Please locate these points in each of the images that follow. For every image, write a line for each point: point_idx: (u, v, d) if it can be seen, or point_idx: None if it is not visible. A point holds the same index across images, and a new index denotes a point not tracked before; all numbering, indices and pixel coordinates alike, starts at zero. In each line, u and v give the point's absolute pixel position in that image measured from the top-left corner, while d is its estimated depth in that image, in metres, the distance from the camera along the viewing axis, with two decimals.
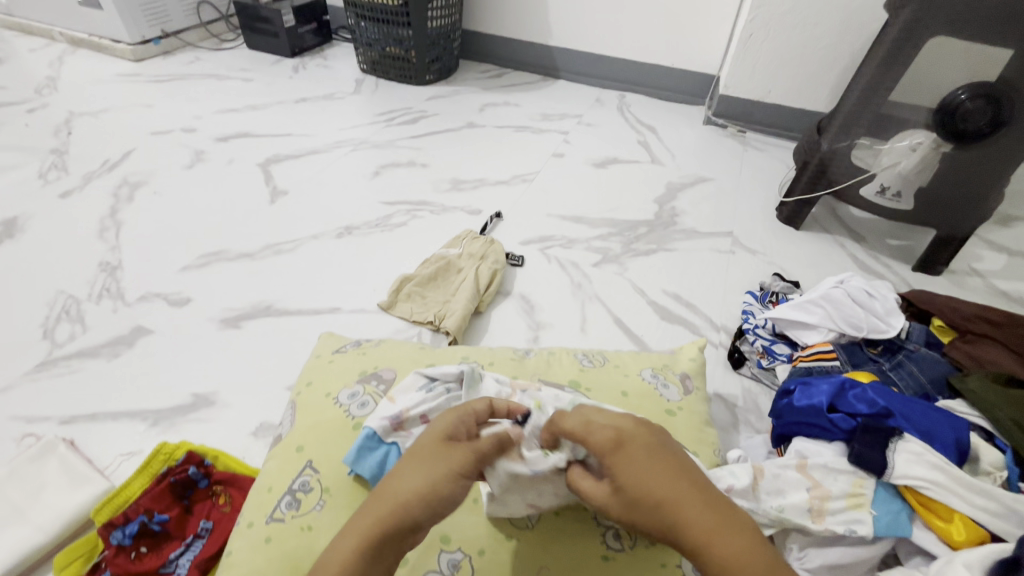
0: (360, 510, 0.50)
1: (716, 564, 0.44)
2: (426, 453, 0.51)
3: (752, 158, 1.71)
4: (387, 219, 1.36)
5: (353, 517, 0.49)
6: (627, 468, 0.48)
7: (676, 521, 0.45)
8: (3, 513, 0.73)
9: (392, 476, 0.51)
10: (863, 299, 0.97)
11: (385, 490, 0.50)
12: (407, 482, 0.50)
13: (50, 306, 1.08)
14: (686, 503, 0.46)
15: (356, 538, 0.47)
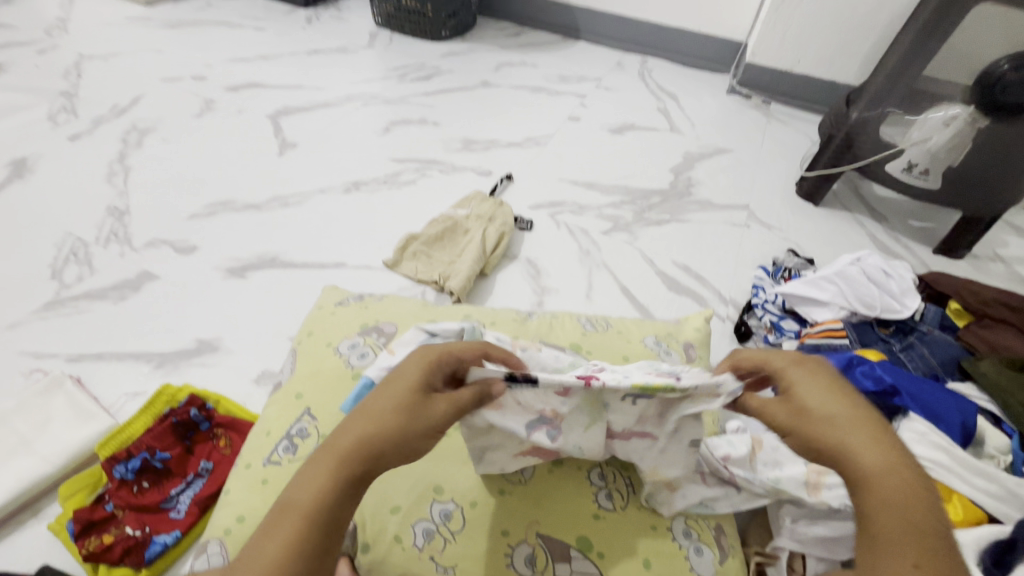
0: (323, 460, 0.43)
1: (883, 498, 0.44)
2: (404, 403, 0.46)
3: (776, 131, 1.64)
4: (396, 176, 1.34)
5: (320, 468, 0.43)
6: (806, 385, 0.49)
7: (856, 446, 0.46)
8: (11, 442, 0.75)
9: (366, 427, 0.45)
10: (878, 278, 0.94)
11: (359, 441, 0.44)
12: (384, 435, 0.44)
13: (59, 248, 1.08)
14: (865, 431, 0.46)
15: (327, 495, 0.42)
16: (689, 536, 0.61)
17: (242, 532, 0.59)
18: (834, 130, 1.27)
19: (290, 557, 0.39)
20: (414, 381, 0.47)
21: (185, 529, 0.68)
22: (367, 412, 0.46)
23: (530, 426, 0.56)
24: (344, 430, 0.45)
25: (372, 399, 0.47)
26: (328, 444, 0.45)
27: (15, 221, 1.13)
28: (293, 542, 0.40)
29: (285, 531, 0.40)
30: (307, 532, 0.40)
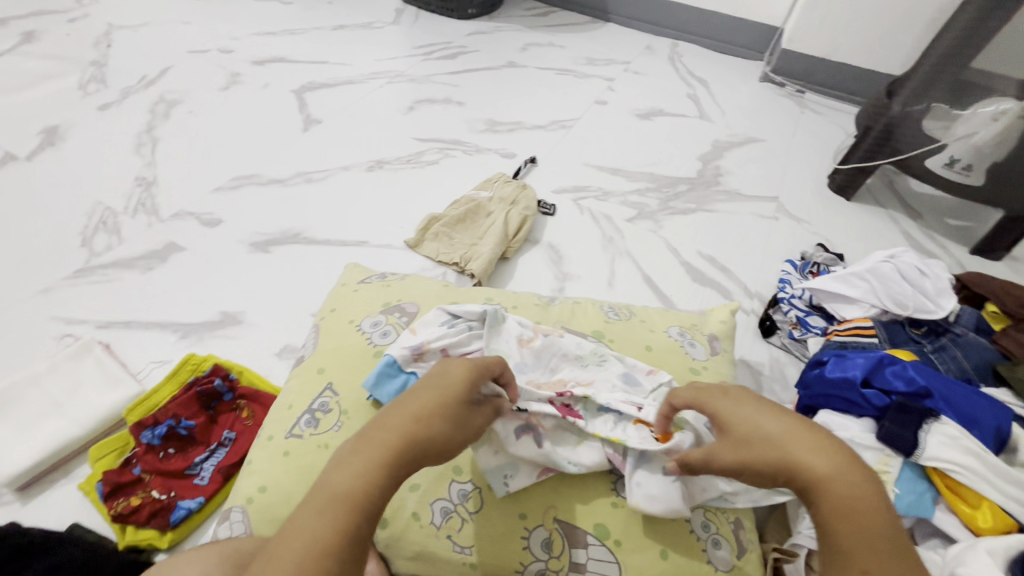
0: (371, 447, 0.43)
1: (834, 507, 0.43)
2: (451, 404, 0.47)
3: (809, 121, 1.59)
4: (419, 155, 1.33)
5: (367, 454, 0.42)
6: (730, 410, 0.51)
7: (793, 459, 0.46)
8: (43, 404, 0.77)
9: (416, 421, 0.45)
10: (913, 277, 0.91)
11: (407, 433, 0.44)
12: (432, 433, 0.45)
13: (89, 216, 1.10)
14: (799, 442, 0.46)
15: (377, 484, 0.41)
16: (707, 529, 0.61)
17: (264, 501, 0.60)
18: (872, 121, 1.21)
19: (337, 541, 0.38)
20: (460, 382, 0.49)
21: (209, 496, 0.70)
22: (416, 405, 0.46)
23: (519, 428, 0.59)
24: (388, 420, 0.45)
25: (416, 394, 0.47)
26: (372, 433, 0.44)
27: (47, 189, 1.15)
28: (339, 525, 0.39)
29: (330, 512, 0.39)
30: (355, 518, 0.40)
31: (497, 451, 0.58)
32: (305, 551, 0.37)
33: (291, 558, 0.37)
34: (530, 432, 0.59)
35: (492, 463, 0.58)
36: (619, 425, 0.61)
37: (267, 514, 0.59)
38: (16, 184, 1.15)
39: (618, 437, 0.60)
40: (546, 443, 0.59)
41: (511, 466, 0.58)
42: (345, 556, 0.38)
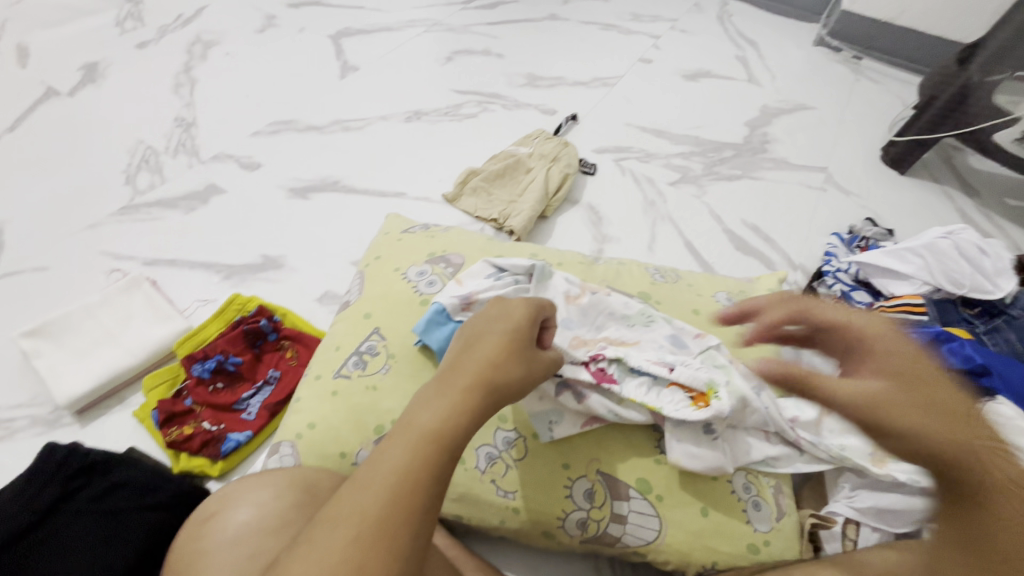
0: (449, 391, 0.45)
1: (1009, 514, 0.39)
2: (519, 349, 0.49)
3: (865, 88, 1.50)
4: (457, 108, 1.30)
5: (449, 397, 0.44)
6: (903, 373, 0.47)
7: (972, 451, 0.41)
8: (98, 334, 0.80)
9: (490, 366, 0.47)
10: (972, 255, 0.87)
11: (482, 377, 0.46)
12: (505, 376, 0.47)
13: (131, 155, 1.10)
14: (984, 441, 0.42)
15: (458, 422, 0.43)
16: (748, 491, 0.61)
17: (313, 437, 0.61)
18: (937, 91, 1.16)
19: (426, 474, 0.40)
20: (524, 326, 0.50)
21: (256, 431, 0.72)
22: (487, 352, 0.48)
23: (558, 386, 0.59)
24: (463, 367, 0.47)
25: (485, 341, 0.49)
26: (449, 378, 0.46)
27: (91, 126, 1.15)
28: (427, 459, 0.41)
29: (416, 448, 0.41)
30: (441, 453, 0.41)
31: (542, 398, 0.60)
32: (397, 482, 0.39)
33: (385, 487, 0.39)
34: (569, 389, 0.60)
35: (538, 409, 0.59)
36: (653, 391, 0.60)
37: (316, 449, 0.61)
38: (61, 120, 1.16)
39: (654, 404, 0.59)
40: (587, 398, 0.59)
41: (556, 414, 0.60)
42: (434, 488, 0.40)
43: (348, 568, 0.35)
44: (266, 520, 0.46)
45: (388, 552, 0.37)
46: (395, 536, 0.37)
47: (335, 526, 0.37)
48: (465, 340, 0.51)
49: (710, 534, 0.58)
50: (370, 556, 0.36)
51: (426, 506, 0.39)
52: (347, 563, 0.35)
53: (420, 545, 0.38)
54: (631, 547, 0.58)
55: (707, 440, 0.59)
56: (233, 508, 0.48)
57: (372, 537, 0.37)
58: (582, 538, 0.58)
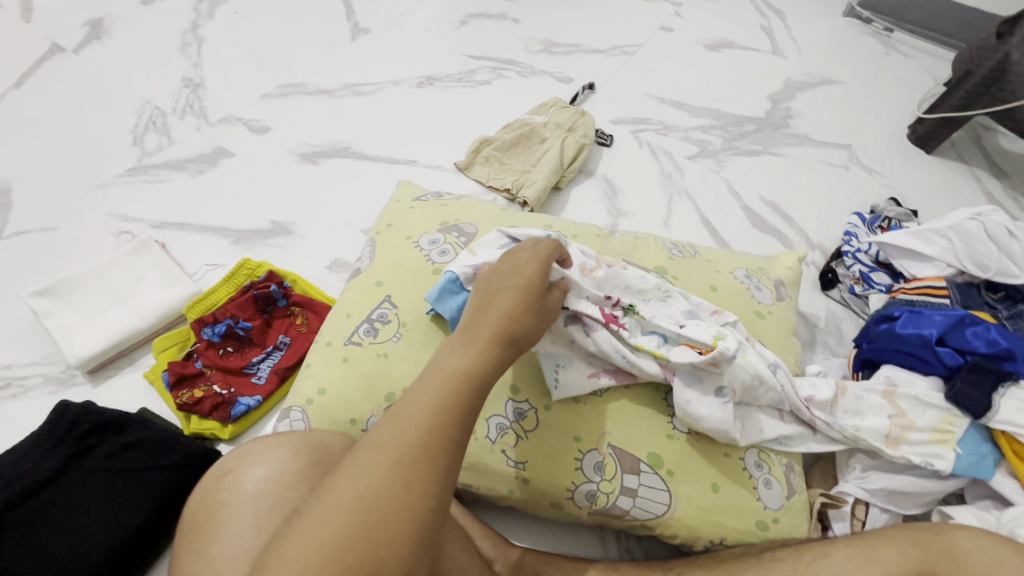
0: (473, 340, 0.46)
1: None
2: (535, 298, 0.49)
3: (895, 63, 1.44)
4: (471, 74, 1.26)
5: (474, 345, 0.45)
6: None
7: None
8: (108, 296, 0.79)
9: (511, 316, 0.47)
10: (1000, 238, 0.84)
11: (504, 327, 0.47)
12: (524, 325, 0.48)
13: (138, 115, 1.08)
14: None
15: (483, 367, 0.44)
16: (760, 469, 0.60)
17: (324, 403, 0.61)
18: (973, 66, 1.11)
19: (457, 410, 0.41)
20: (538, 276, 0.51)
21: (266, 395, 0.72)
22: (507, 304, 0.48)
23: (567, 318, 0.59)
24: (483, 317, 0.48)
25: (503, 292, 0.49)
26: (471, 328, 0.47)
27: (97, 85, 1.13)
28: (457, 398, 0.42)
29: (446, 388, 0.42)
30: (470, 395, 0.43)
31: (555, 340, 0.60)
32: (433, 416, 0.40)
33: (420, 421, 0.40)
34: (579, 323, 0.59)
35: (548, 349, 0.59)
36: (663, 346, 0.61)
37: (327, 414, 0.61)
38: (66, 78, 1.13)
39: (661, 353, 0.60)
40: (596, 331, 0.59)
41: (566, 358, 0.60)
42: (464, 425, 0.42)
43: (393, 486, 0.37)
44: (286, 474, 0.46)
45: (427, 476, 0.38)
46: (434, 463, 0.39)
47: (378, 452, 0.39)
48: (482, 294, 0.51)
49: (720, 510, 0.58)
50: (412, 477, 0.38)
51: (456, 440, 0.41)
52: (391, 481, 0.37)
53: (455, 473, 0.40)
54: (640, 519, 0.58)
55: (715, 400, 0.58)
56: (250, 466, 0.48)
57: (412, 460, 0.38)
58: (590, 509, 0.59)
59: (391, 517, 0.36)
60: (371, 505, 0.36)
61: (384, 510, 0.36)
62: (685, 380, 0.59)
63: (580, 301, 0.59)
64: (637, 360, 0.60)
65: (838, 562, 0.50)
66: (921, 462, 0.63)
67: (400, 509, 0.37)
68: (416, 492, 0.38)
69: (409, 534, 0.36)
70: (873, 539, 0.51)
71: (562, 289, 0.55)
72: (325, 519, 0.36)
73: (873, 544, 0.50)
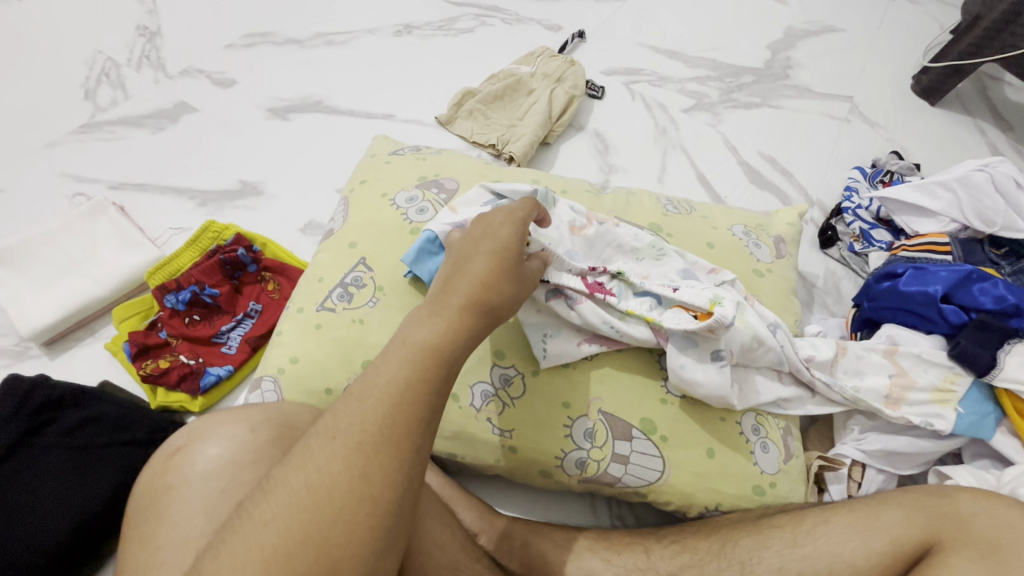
0: (442, 311, 0.41)
1: None
2: (509, 265, 0.44)
3: (900, 9, 1.36)
4: (452, 22, 1.17)
5: (441, 317, 0.41)
6: None
7: None
8: (62, 262, 0.74)
9: (484, 285, 0.43)
10: (1007, 189, 0.80)
11: (475, 298, 0.42)
12: (499, 295, 0.43)
13: (89, 67, 0.99)
14: None
15: (453, 342, 0.40)
16: (757, 433, 0.58)
17: (296, 372, 0.57)
18: (984, 10, 1.04)
19: (424, 391, 0.37)
20: (515, 240, 0.46)
21: (237, 365, 0.68)
22: (479, 272, 0.43)
23: (548, 292, 0.55)
24: (453, 285, 0.43)
25: (476, 258, 0.45)
26: (440, 297, 0.42)
27: (42, 34, 1.03)
28: (424, 377, 0.38)
29: (411, 367, 0.38)
30: (438, 373, 0.39)
31: (539, 310, 0.56)
32: (396, 397, 0.36)
33: (383, 402, 0.36)
34: (561, 296, 0.56)
35: (533, 319, 0.56)
36: (656, 309, 0.57)
37: (300, 384, 0.57)
38: (7, 26, 1.03)
39: (654, 317, 0.56)
40: (579, 304, 0.55)
41: (552, 328, 0.56)
42: (432, 406, 0.38)
43: (349, 476, 0.34)
44: (242, 454, 0.43)
45: (389, 463, 0.35)
46: (398, 449, 0.35)
47: (333, 439, 0.35)
48: (453, 262, 0.46)
49: (714, 475, 0.56)
50: (372, 466, 0.34)
51: (425, 420, 0.37)
52: (348, 471, 0.34)
53: (422, 459, 0.37)
54: (632, 487, 0.56)
55: (712, 364, 0.55)
56: (203, 443, 0.45)
57: (372, 448, 0.35)
58: (580, 478, 0.56)
59: (348, 509, 0.33)
60: (327, 494, 0.33)
61: (339, 503, 0.33)
62: (680, 346, 0.55)
63: (562, 274, 0.55)
64: (629, 327, 0.56)
65: (839, 527, 0.48)
66: (920, 422, 0.61)
67: (359, 498, 0.33)
68: (377, 483, 0.34)
69: (369, 527, 0.33)
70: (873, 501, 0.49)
71: (542, 259, 0.50)
72: (277, 512, 0.33)
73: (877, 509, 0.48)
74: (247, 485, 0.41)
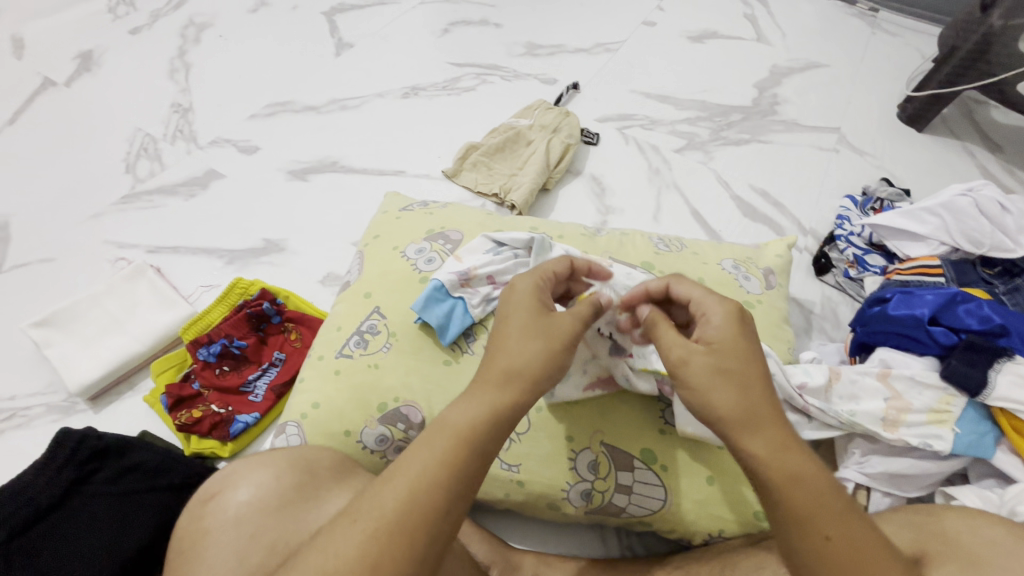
0: (474, 394, 0.46)
1: None
2: (537, 332, 0.49)
3: (882, 42, 1.42)
4: (455, 82, 1.26)
5: (473, 400, 0.46)
6: None
7: None
8: (106, 321, 0.81)
9: (513, 364, 0.47)
10: (992, 212, 0.82)
11: (506, 377, 0.47)
12: (529, 370, 0.47)
13: (130, 143, 1.10)
14: None
15: (482, 425, 0.44)
16: None
17: (318, 416, 0.62)
18: (958, 41, 1.09)
19: (444, 479, 0.42)
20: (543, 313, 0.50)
21: (263, 412, 0.73)
22: (509, 351, 0.48)
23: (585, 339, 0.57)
24: (488, 365, 0.48)
25: (509, 335, 0.49)
26: (482, 375, 0.48)
27: (89, 116, 1.14)
28: (446, 463, 0.42)
29: (441, 449, 0.43)
30: (460, 459, 0.43)
31: None
32: (416, 486, 0.41)
33: (402, 490, 0.41)
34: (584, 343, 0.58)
35: None
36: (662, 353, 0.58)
37: (321, 428, 0.61)
38: (59, 111, 1.15)
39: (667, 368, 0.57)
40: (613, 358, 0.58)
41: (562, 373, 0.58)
42: (452, 492, 0.42)
43: (362, 562, 0.38)
44: (267, 500, 0.49)
45: (399, 550, 0.39)
46: (407, 537, 0.39)
47: (355, 523, 0.40)
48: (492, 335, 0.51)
49: (715, 502, 0.58)
50: (382, 552, 0.39)
51: (442, 506, 0.41)
52: (361, 557, 0.38)
53: (435, 547, 0.40)
54: (636, 516, 0.59)
55: None
56: (233, 489, 0.50)
57: (386, 535, 0.39)
58: (586, 509, 0.59)
59: None
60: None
61: None
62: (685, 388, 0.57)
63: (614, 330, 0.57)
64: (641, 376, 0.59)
65: None
66: (919, 443, 0.62)
67: None
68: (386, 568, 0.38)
69: None
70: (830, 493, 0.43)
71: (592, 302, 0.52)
72: None
73: (828, 510, 0.42)
74: (275, 535, 0.47)
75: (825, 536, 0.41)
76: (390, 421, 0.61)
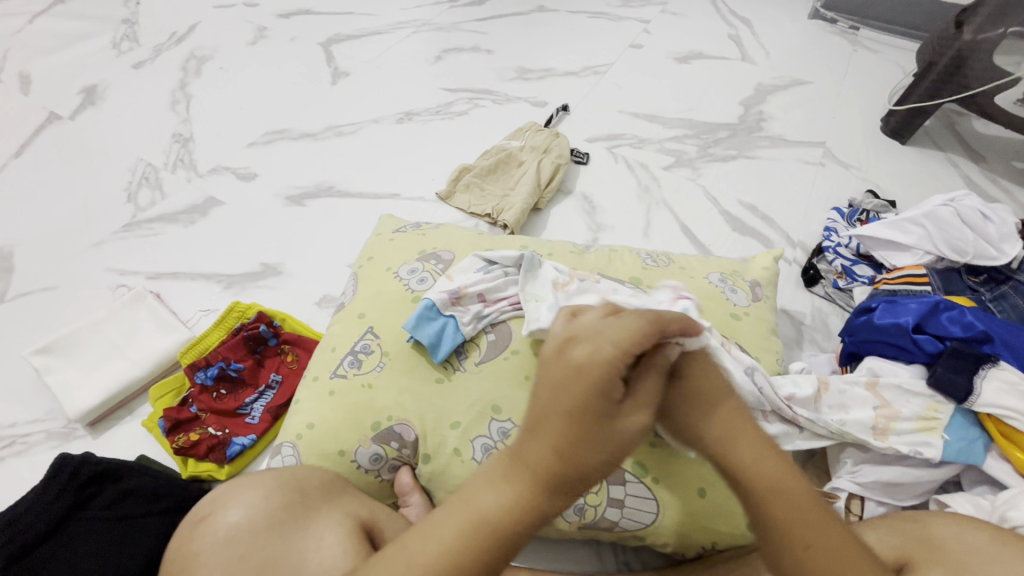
0: (514, 480, 0.42)
1: None
2: (604, 434, 0.43)
3: (863, 59, 1.46)
4: (448, 106, 1.30)
5: (510, 485, 0.42)
6: None
7: None
8: (105, 347, 0.82)
9: (562, 456, 0.42)
10: (974, 221, 0.85)
11: (553, 470, 0.42)
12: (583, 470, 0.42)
13: (132, 173, 1.13)
14: None
15: (514, 520, 0.42)
16: None
17: (313, 437, 0.63)
18: (935, 56, 1.12)
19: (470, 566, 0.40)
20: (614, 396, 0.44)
21: (260, 434, 0.74)
22: (563, 440, 0.42)
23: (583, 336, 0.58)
24: (529, 444, 0.43)
25: (564, 418, 0.43)
26: (520, 456, 0.43)
27: (91, 148, 1.17)
28: (475, 545, 0.41)
29: (474, 530, 0.41)
30: (488, 546, 0.41)
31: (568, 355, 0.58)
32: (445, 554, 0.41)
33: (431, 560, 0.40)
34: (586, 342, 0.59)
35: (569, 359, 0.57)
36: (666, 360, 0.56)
37: (317, 448, 0.62)
38: (63, 144, 1.18)
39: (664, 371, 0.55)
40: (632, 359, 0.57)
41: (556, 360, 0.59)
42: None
43: None
44: (257, 520, 0.50)
45: None
46: None
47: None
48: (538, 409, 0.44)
49: (706, 514, 0.58)
50: None
51: None
52: None
53: None
54: (629, 530, 0.59)
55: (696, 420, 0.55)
56: (224, 510, 0.51)
57: None
58: (580, 524, 0.59)
59: None
60: None
61: None
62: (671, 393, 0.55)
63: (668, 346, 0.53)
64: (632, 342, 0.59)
65: None
66: (909, 451, 0.63)
67: None
68: None
69: None
70: (809, 499, 0.45)
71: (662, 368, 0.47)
72: None
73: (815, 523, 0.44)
74: (267, 558, 0.47)
75: (806, 545, 0.43)
76: (385, 440, 0.62)
